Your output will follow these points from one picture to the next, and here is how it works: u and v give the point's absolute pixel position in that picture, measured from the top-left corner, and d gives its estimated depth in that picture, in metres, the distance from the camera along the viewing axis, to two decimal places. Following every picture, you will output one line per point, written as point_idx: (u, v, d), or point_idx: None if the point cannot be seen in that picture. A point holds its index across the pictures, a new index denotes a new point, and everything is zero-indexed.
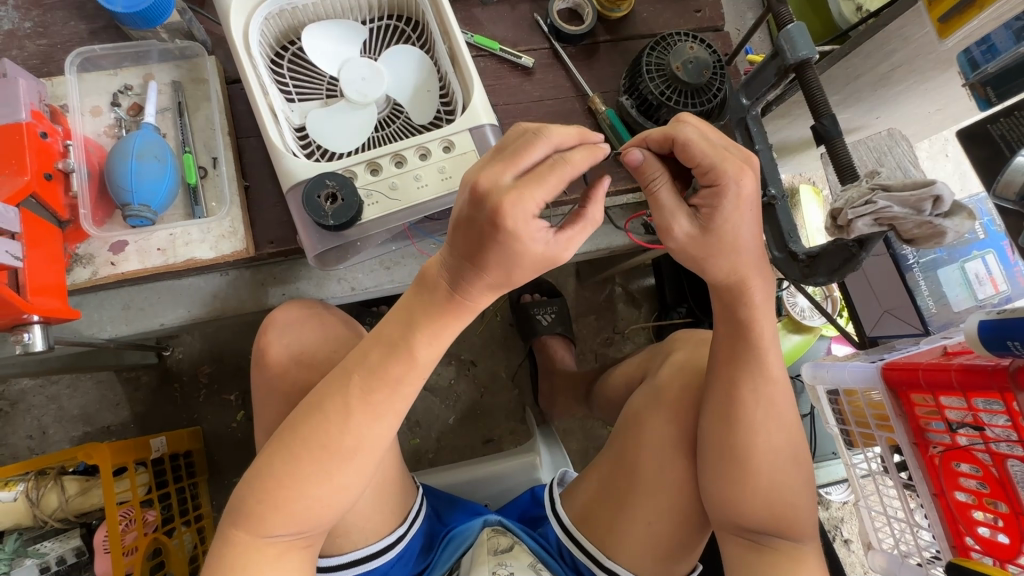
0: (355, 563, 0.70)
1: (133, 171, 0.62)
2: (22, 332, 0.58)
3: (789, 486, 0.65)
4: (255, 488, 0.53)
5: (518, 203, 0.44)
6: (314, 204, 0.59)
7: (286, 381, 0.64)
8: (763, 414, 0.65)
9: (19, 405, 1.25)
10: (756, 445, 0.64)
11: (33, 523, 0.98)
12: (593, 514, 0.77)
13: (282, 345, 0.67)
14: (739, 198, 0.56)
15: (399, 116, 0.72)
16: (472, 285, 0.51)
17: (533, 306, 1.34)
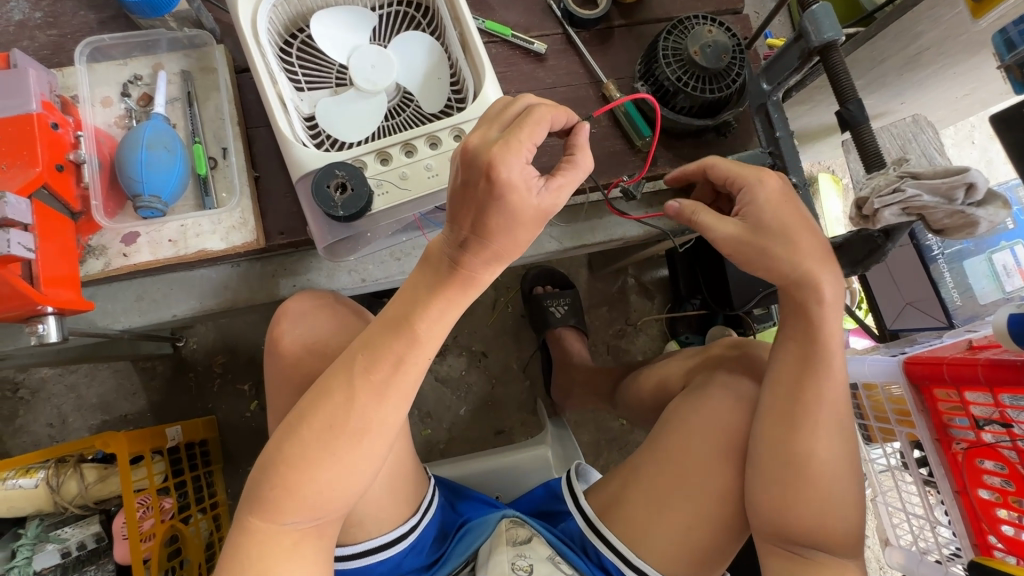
0: (368, 552, 0.71)
1: (143, 162, 0.62)
2: (37, 323, 0.58)
3: (839, 498, 0.63)
4: (267, 476, 0.53)
5: (507, 152, 0.47)
6: (324, 193, 0.57)
7: (301, 371, 0.64)
8: (827, 423, 0.63)
9: (39, 393, 1.27)
10: (819, 454, 0.62)
11: (54, 510, 1.00)
12: (625, 512, 0.76)
13: (292, 333, 0.67)
14: (770, 195, 0.64)
15: (410, 105, 0.71)
16: (475, 254, 0.52)
17: (546, 297, 1.32)
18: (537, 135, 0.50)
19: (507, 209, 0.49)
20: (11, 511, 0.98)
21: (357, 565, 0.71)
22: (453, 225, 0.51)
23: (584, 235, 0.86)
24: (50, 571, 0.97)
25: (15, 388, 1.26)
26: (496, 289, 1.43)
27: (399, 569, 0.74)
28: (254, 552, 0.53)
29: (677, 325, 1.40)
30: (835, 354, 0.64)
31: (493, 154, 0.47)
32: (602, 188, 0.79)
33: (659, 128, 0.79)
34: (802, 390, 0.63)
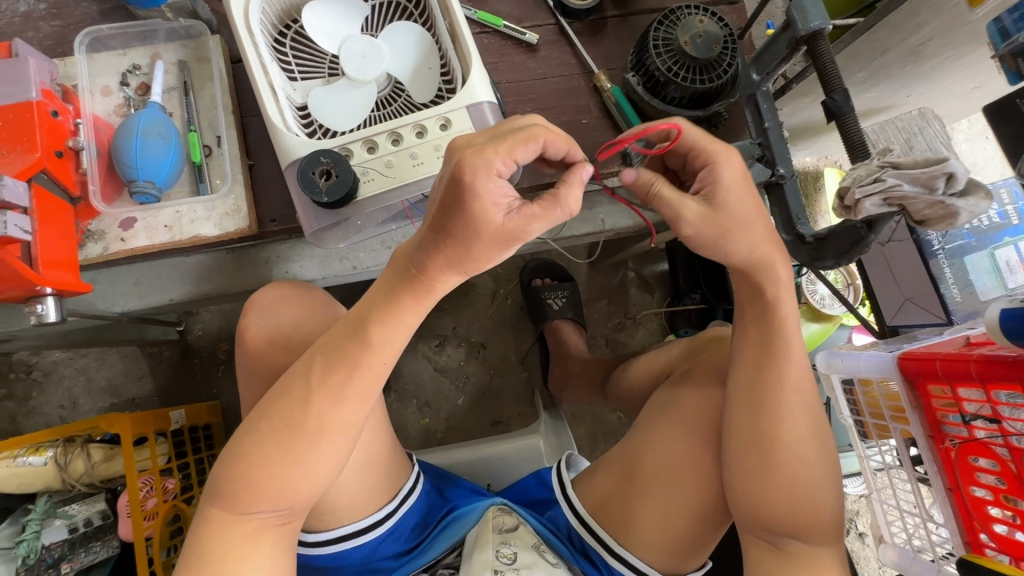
0: (343, 538, 0.73)
1: (138, 148, 0.64)
2: (36, 304, 0.61)
3: (807, 482, 0.63)
4: (228, 469, 0.55)
5: (480, 158, 0.46)
6: (308, 180, 0.59)
7: (264, 363, 0.66)
8: (791, 404, 0.64)
9: (52, 375, 1.32)
10: (786, 436, 0.63)
11: (62, 487, 1.04)
12: (609, 501, 0.78)
13: (266, 325, 0.68)
14: (734, 175, 0.61)
15: (400, 95, 0.72)
16: (435, 263, 0.51)
17: (544, 290, 1.32)
18: (525, 149, 0.49)
19: (467, 219, 0.47)
20: (21, 486, 1.02)
21: (331, 552, 0.73)
22: (421, 232, 0.50)
23: (574, 224, 0.85)
24: (58, 545, 1.00)
25: (29, 370, 1.31)
26: (496, 281, 1.44)
27: (375, 556, 0.76)
28: (214, 542, 0.55)
29: (676, 319, 1.40)
30: (792, 338, 0.65)
31: (463, 156, 0.47)
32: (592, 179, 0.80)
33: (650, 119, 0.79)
34: (756, 372, 0.65)
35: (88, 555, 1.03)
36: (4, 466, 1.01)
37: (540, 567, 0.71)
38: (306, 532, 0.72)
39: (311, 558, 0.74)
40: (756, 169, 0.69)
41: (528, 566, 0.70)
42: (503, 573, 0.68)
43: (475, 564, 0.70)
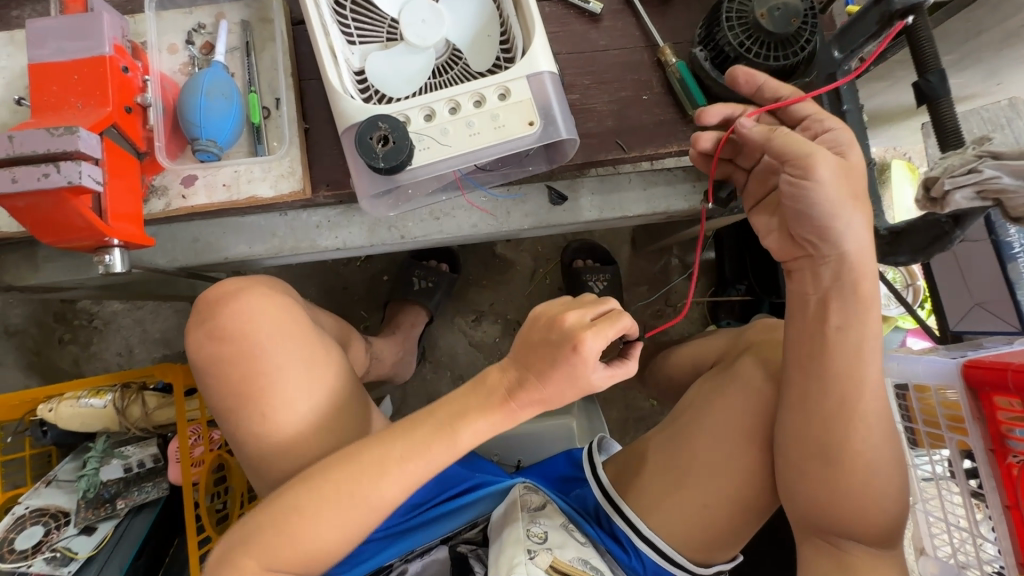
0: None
1: (203, 107, 0.65)
2: (104, 254, 0.63)
3: (875, 489, 0.61)
4: (272, 520, 0.59)
5: (595, 337, 0.57)
6: (365, 145, 0.58)
7: (240, 353, 0.67)
8: (867, 410, 0.61)
9: (111, 324, 1.39)
10: (859, 442, 0.61)
11: (119, 429, 1.11)
12: (640, 486, 0.77)
13: (213, 322, 0.68)
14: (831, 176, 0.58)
15: (457, 62, 0.70)
16: (527, 394, 0.61)
17: (585, 270, 1.30)
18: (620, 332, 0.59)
19: (565, 373, 0.59)
20: (83, 426, 1.08)
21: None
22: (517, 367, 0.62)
23: (626, 204, 0.80)
24: (115, 482, 1.07)
25: (91, 318, 1.39)
26: (536, 260, 1.43)
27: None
28: None
29: (719, 309, 1.36)
30: (869, 340, 0.61)
31: (582, 333, 0.57)
32: (648, 157, 0.76)
33: (715, 97, 0.75)
34: (825, 372, 0.61)
35: (141, 493, 1.09)
36: (68, 406, 1.07)
37: (569, 547, 0.70)
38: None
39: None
40: None
41: (559, 546, 0.70)
42: (537, 553, 0.67)
43: (508, 544, 0.69)
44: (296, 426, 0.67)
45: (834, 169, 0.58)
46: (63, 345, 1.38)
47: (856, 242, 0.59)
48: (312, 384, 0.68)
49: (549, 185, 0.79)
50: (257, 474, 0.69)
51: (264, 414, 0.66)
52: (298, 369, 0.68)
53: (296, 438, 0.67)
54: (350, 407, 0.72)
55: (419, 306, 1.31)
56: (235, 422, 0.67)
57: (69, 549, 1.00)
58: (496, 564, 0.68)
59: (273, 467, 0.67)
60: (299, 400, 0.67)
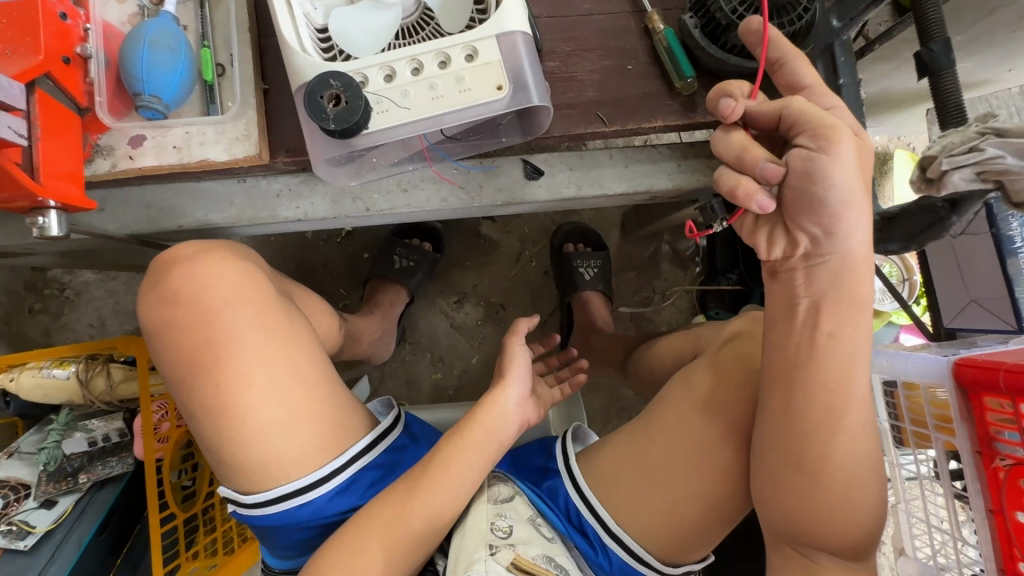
0: (284, 496, 0.65)
1: (145, 59, 0.59)
2: (38, 216, 0.59)
3: (850, 502, 0.58)
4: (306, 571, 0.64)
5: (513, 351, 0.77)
6: (315, 103, 0.53)
7: (195, 331, 0.62)
8: (852, 418, 0.57)
9: (83, 294, 1.36)
10: (840, 451, 0.57)
11: (83, 401, 1.08)
12: (613, 480, 0.74)
13: (168, 287, 0.63)
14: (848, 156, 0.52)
15: (429, 23, 0.65)
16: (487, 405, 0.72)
17: (577, 258, 1.25)
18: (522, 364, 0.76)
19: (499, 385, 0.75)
20: (44, 398, 1.06)
21: (273, 511, 0.65)
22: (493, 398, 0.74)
23: (606, 181, 0.76)
24: (78, 456, 1.04)
25: (63, 288, 1.35)
26: (521, 242, 1.38)
27: (323, 514, 0.68)
28: None
29: (708, 299, 1.32)
30: (857, 335, 0.56)
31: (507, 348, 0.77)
32: (630, 132, 0.72)
33: (705, 69, 0.70)
34: (813, 375, 0.57)
35: (105, 468, 1.06)
36: (29, 376, 1.04)
37: (535, 543, 0.67)
38: (243, 492, 0.65)
39: (250, 519, 0.66)
40: None
41: (523, 542, 0.66)
42: (498, 548, 0.64)
43: (469, 536, 0.66)
44: (253, 405, 0.62)
45: (842, 159, 0.51)
46: (33, 314, 1.35)
47: (860, 238, 0.53)
48: (274, 364, 0.63)
49: (524, 159, 0.74)
50: (208, 449, 0.65)
51: (219, 387, 0.61)
52: (261, 346, 0.63)
53: (249, 418, 0.62)
54: (318, 391, 0.66)
55: (399, 285, 1.27)
56: (185, 392, 0.62)
57: (26, 523, 0.97)
58: (456, 561, 0.64)
59: (224, 441, 0.63)
60: (251, 384, 0.62)
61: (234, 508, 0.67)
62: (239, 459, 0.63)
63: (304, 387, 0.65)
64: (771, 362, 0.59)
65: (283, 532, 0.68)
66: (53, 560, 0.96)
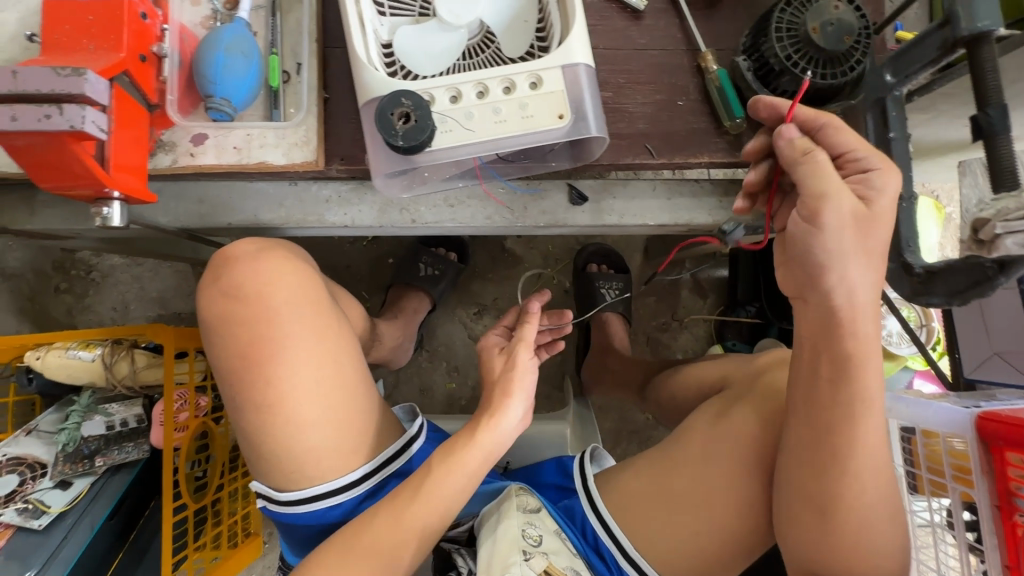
0: (317, 496, 0.66)
1: (220, 64, 0.61)
2: (102, 206, 0.61)
3: (863, 541, 0.60)
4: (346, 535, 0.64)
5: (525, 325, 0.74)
6: (385, 120, 0.55)
7: (248, 326, 0.63)
8: (863, 461, 0.58)
9: (108, 278, 1.37)
10: (854, 491, 0.58)
11: (106, 385, 1.09)
12: (638, 504, 0.74)
13: (228, 279, 0.64)
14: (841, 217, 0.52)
15: (491, 45, 0.67)
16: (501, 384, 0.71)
17: (599, 277, 1.27)
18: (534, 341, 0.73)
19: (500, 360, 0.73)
20: (69, 378, 1.07)
21: (306, 510, 0.67)
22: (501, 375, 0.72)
23: (648, 212, 0.77)
24: (95, 439, 1.05)
25: (89, 270, 1.37)
26: (544, 259, 1.40)
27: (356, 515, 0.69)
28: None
29: (726, 329, 1.33)
30: None
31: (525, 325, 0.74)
32: (676, 166, 0.73)
33: (753, 110, 0.72)
34: (836, 420, 0.57)
35: (121, 453, 1.06)
36: (55, 356, 1.05)
37: (563, 555, 0.70)
38: (279, 489, 0.66)
39: (283, 516, 0.68)
40: None
41: (553, 552, 0.69)
42: (531, 555, 0.67)
43: (502, 541, 0.68)
44: (299, 403, 0.63)
45: (836, 218, 0.52)
46: (58, 294, 1.36)
47: (847, 296, 0.53)
48: (322, 366, 0.65)
49: (570, 184, 0.76)
50: (247, 445, 0.66)
51: (270, 384, 0.62)
52: (310, 349, 0.64)
53: (296, 415, 0.63)
54: (357, 394, 0.68)
55: (423, 293, 1.29)
56: (237, 386, 0.63)
57: (42, 502, 0.98)
58: (489, 563, 0.66)
59: (265, 437, 0.64)
60: (300, 383, 0.63)
61: (267, 504, 0.68)
62: (278, 454, 0.64)
63: (344, 390, 0.66)
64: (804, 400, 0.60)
65: (314, 529, 0.69)
66: (66, 541, 0.96)
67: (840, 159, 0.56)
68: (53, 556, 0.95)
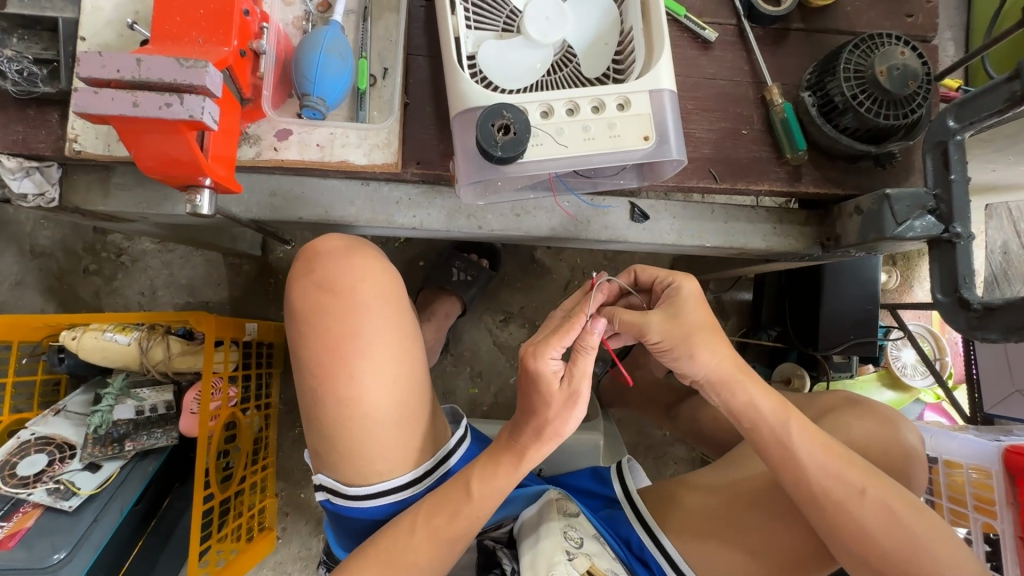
0: (383, 491, 0.69)
1: (320, 64, 0.65)
2: (194, 194, 0.62)
3: (882, 552, 0.61)
4: (389, 533, 0.66)
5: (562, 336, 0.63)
6: (487, 131, 0.58)
7: (335, 323, 0.67)
8: (823, 480, 0.62)
9: (137, 262, 1.37)
10: (839, 506, 0.62)
11: (139, 369, 1.08)
12: (686, 522, 0.77)
13: (321, 273, 0.69)
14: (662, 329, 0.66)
15: (570, 63, 0.68)
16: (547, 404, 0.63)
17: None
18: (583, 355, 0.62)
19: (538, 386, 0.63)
20: (103, 360, 1.06)
21: (370, 503, 0.69)
22: (546, 388, 0.62)
23: (705, 233, 0.81)
24: (124, 423, 1.05)
25: (119, 253, 1.36)
26: (573, 271, 1.42)
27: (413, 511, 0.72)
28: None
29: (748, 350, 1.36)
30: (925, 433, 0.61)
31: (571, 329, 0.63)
32: (737, 191, 0.77)
33: (813, 143, 0.76)
34: (830, 453, 0.63)
35: (150, 438, 1.06)
36: (92, 337, 1.04)
37: (603, 557, 0.71)
38: (347, 482, 0.69)
39: (348, 510, 0.70)
40: (927, 222, 0.66)
41: (594, 554, 0.70)
42: (575, 555, 0.67)
43: (546, 542, 0.69)
44: (375, 397, 0.67)
45: (659, 328, 0.66)
46: (86, 275, 1.35)
47: (709, 368, 0.66)
48: (401, 363, 0.69)
49: (632, 203, 0.80)
50: (319, 433, 0.68)
51: (353, 376, 0.66)
52: (390, 347, 0.68)
53: (371, 410, 0.66)
54: (423, 395, 0.72)
55: (454, 297, 1.29)
56: (320, 376, 0.67)
57: (72, 483, 0.97)
58: (534, 563, 0.67)
59: (341, 428, 0.67)
60: (376, 377, 0.67)
61: (328, 497, 0.71)
62: (348, 447, 0.67)
63: (416, 388, 0.70)
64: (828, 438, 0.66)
65: (372, 525, 0.72)
66: (95, 525, 0.95)
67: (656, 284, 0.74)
68: (83, 539, 0.94)
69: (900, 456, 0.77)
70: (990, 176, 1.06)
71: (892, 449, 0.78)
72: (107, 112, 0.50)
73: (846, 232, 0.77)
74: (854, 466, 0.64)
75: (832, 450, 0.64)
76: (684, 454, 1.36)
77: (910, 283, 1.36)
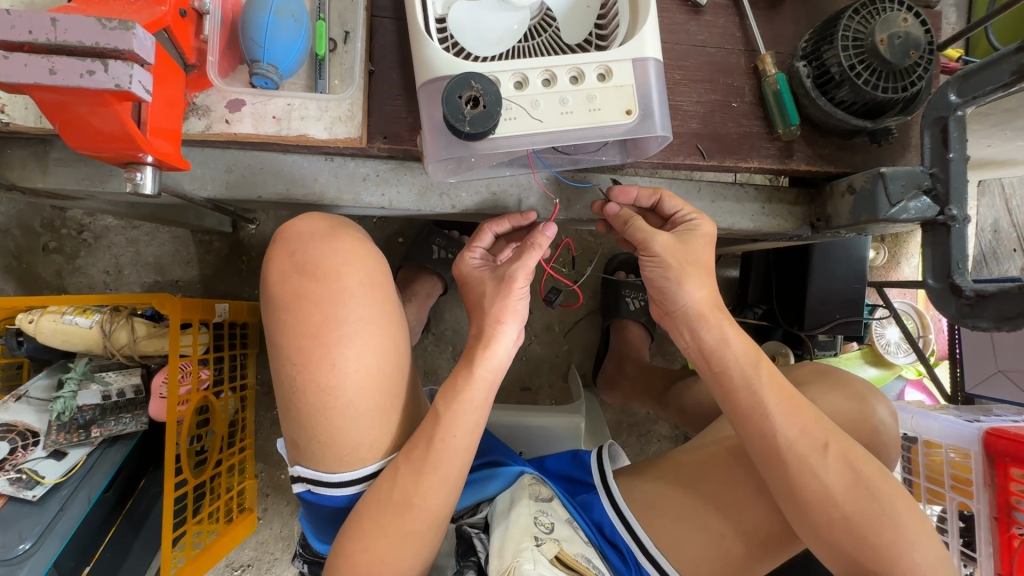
0: (363, 481, 0.66)
1: (269, 26, 0.59)
2: (135, 171, 0.56)
3: (843, 516, 0.60)
4: (362, 519, 0.63)
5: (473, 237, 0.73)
6: (453, 103, 0.53)
7: (316, 309, 0.63)
8: (788, 433, 0.61)
9: (101, 239, 1.30)
10: (803, 461, 0.60)
11: (102, 353, 1.03)
12: (654, 501, 0.76)
13: (300, 251, 0.66)
14: (676, 247, 0.64)
15: (548, 28, 0.62)
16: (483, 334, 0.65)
17: (626, 287, 1.27)
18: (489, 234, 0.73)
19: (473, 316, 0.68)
20: (64, 344, 1.00)
21: (353, 490, 0.67)
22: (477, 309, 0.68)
23: None
24: (90, 409, 1.01)
25: (80, 230, 1.29)
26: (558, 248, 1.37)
27: None
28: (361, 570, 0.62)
29: None
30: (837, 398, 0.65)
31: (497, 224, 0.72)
32: (726, 169, 0.72)
33: (806, 117, 0.71)
34: (800, 412, 0.62)
35: (118, 424, 1.02)
36: (50, 320, 0.98)
37: (574, 542, 0.70)
38: (329, 471, 0.66)
39: (329, 499, 0.68)
40: (922, 203, 0.63)
41: (566, 539, 0.69)
42: (543, 541, 0.66)
43: (514, 527, 0.67)
44: (357, 384, 0.64)
45: (667, 242, 0.64)
46: (46, 254, 1.29)
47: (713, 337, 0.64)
48: (384, 351, 0.65)
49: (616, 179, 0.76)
50: (296, 422, 0.65)
51: (335, 363, 0.63)
52: (376, 328, 0.65)
53: (340, 393, 0.63)
54: (401, 375, 0.68)
55: (434, 276, 1.24)
56: (299, 365, 0.63)
57: (35, 472, 0.94)
58: (501, 549, 0.65)
59: (320, 416, 0.64)
60: (349, 359, 0.63)
61: (309, 488, 0.68)
62: (328, 434, 0.64)
63: (394, 371, 0.67)
64: (803, 401, 0.63)
65: (343, 515, 0.69)
66: (62, 514, 0.94)
67: (675, 219, 0.70)
68: (48, 528, 0.92)
69: (870, 431, 0.77)
70: (986, 151, 1.02)
71: (862, 424, 0.77)
72: (20, 80, 0.45)
73: (837, 213, 0.73)
74: (817, 420, 0.62)
75: (797, 404, 0.62)
76: (667, 432, 1.35)
77: (897, 260, 1.34)
